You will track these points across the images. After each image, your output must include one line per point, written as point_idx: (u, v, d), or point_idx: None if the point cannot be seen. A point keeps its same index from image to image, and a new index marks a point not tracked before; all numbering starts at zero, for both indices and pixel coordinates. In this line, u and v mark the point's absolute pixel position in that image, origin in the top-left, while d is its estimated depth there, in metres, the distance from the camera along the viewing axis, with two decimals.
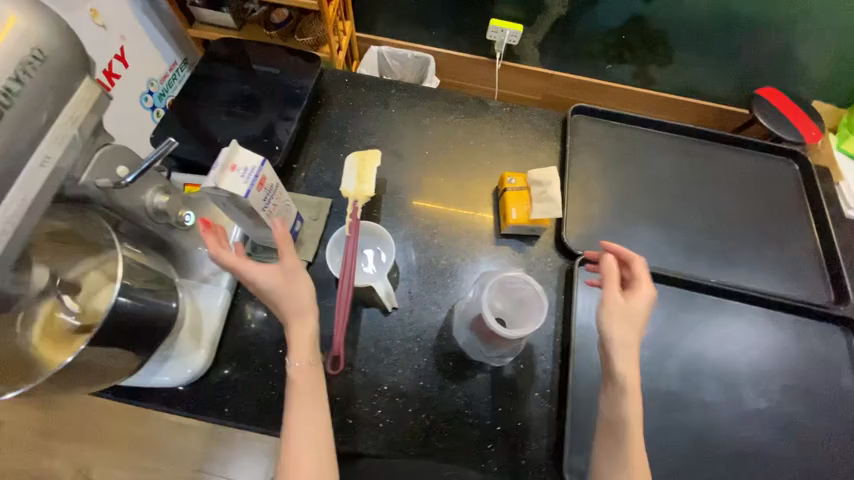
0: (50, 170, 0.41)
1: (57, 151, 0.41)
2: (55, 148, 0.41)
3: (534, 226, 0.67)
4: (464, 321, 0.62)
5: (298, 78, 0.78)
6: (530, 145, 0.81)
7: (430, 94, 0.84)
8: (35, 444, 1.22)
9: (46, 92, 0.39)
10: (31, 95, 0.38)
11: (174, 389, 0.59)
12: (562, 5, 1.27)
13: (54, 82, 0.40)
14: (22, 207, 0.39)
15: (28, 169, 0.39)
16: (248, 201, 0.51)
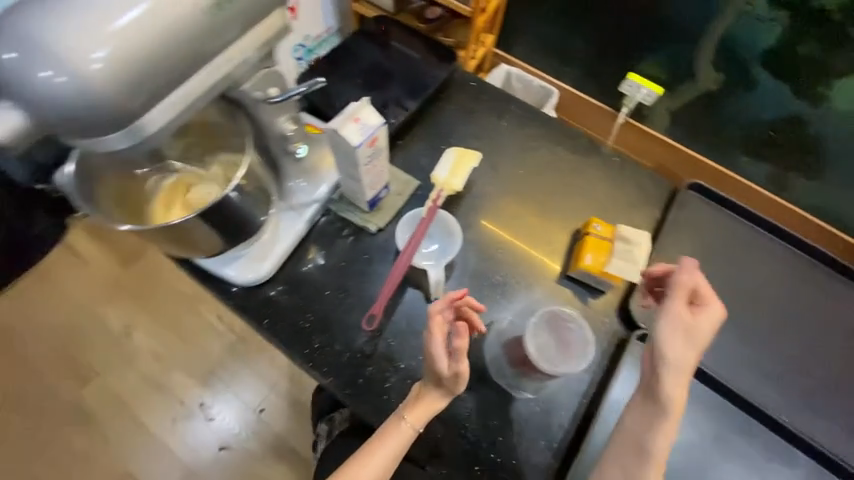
0: (228, 69, 0.51)
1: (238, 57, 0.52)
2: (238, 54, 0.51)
3: (603, 280, 0.65)
4: (498, 339, 0.65)
5: (433, 67, 0.83)
6: (629, 203, 0.78)
7: (546, 121, 0.84)
8: (103, 291, 1.43)
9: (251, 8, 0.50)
10: (241, 7, 0.49)
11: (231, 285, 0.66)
12: (714, 82, 1.22)
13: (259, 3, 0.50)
14: (197, 87, 0.50)
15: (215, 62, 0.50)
16: (357, 152, 0.55)
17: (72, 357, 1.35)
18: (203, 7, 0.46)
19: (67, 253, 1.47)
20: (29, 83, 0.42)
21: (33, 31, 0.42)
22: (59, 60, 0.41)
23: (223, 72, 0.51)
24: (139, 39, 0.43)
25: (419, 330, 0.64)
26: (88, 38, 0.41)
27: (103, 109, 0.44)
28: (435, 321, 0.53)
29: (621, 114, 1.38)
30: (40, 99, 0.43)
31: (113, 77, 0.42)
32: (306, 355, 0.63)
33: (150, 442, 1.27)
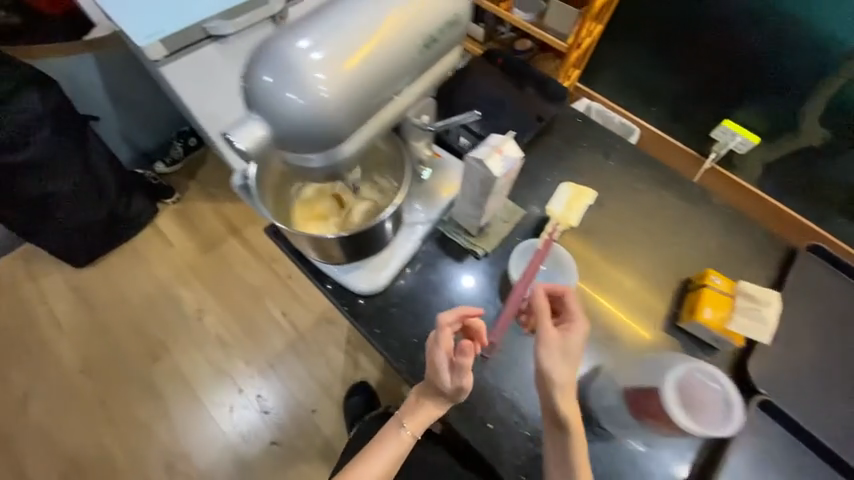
0: (408, 103, 0.47)
1: (419, 90, 0.47)
2: (420, 87, 0.47)
3: (722, 337, 0.63)
4: (613, 386, 0.57)
5: (544, 102, 0.85)
6: (741, 258, 0.75)
7: (653, 164, 0.83)
8: (181, 273, 1.52)
9: (447, 45, 0.45)
10: (441, 43, 0.44)
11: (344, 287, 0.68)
12: (819, 137, 1.14)
13: (452, 40, 0.46)
14: (380, 122, 0.45)
15: (402, 95, 0.45)
16: (494, 184, 0.56)
17: (146, 332, 1.42)
18: (418, 42, 0.41)
19: (155, 233, 1.59)
20: (282, 104, 0.35)
21: (279, 47, 0.36)
22: (307, 83, 0.35)
23: (405, 106, 0.47)
24: (379, 68, 0.38)
25: (522, 362, 0.63)
26: (337, 61, 0.36)
27: (331, 138, 0.38)
28: (444, 331, 0.54)
29: (708, 160, 1.36)
30: (286, 123, 0.36)
31: (350, 105, 0.37)
32: (412, 370, 0.63)
33: (206, 424, 1.31)
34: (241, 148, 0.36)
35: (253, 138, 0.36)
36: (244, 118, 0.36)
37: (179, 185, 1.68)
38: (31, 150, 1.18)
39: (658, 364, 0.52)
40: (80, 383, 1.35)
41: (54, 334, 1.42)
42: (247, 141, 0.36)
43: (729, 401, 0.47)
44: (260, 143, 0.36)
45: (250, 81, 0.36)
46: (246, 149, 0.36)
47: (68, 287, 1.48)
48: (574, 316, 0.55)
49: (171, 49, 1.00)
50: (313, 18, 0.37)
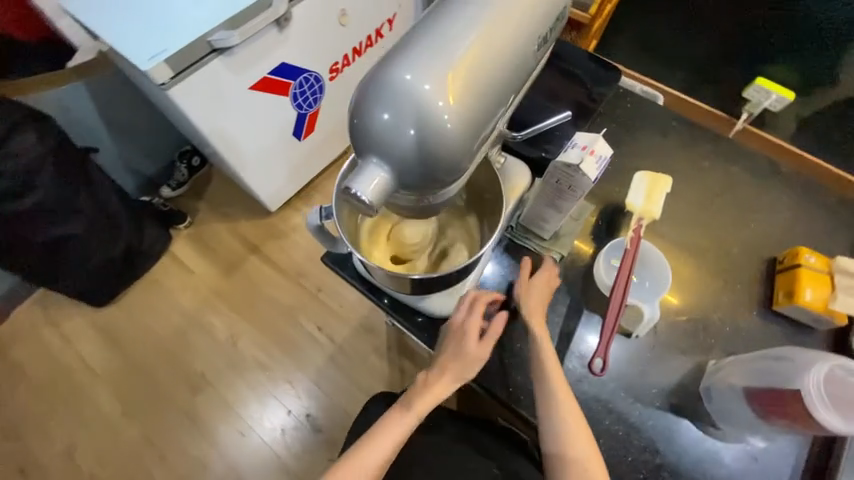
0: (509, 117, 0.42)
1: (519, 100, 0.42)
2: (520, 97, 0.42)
3: (824, 317, 0.60)
4: (733, 389, 0.54)
5: (595, 84, 0.79)
6: (824, 229, 0.71)
7: (715, 139, 0.78)
8: (207, 299, 1.46)
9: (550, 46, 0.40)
10: (547, 46, 0.39)
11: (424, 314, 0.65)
12: None
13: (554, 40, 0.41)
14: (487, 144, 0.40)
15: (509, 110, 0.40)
16: (589, 186, 0.54)
17: (183, 365, 1.38)
18: (533, 49, 0.36)
19: (173, 262, 1.52)
20: (403, 143, 0.31)
21: (391, 77, 0.31)
22: (430, 115, 0.30)
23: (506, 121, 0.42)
24: (498, 84, 0.34)
25: (621, 369, 0.61)
26: (458, 84, 0.31)
27: (452, 172, 0.34)
28: (471, 306, 0.57)
29: (741, 121, 1.29)
30: (409, 164, 0.32)
31: (473, 132, 0.32)
32: (509, 393, 0.61)
33: (261, 451, 1.28)
34: (368, 199, 0.31)
35: (376, 184, 0.31)
36: (362, 162, 0.32)
37: (189, 209, 1.60)
38: (37, 194, 1.11)
39: (790, 360, 0.50)
40: (124, 425, 1.32)
41: (88, 379, 1.37)
42: (373, 190, 0.31)
43: None
44: (383, 190, 0.32)
45: (362, 120, 0.32)
46: (372, 200, 0.31)
47: (94, 329, 1.43)
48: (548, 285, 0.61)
49: (176, 70, 0.92)
50: (419, 36, 0.32)
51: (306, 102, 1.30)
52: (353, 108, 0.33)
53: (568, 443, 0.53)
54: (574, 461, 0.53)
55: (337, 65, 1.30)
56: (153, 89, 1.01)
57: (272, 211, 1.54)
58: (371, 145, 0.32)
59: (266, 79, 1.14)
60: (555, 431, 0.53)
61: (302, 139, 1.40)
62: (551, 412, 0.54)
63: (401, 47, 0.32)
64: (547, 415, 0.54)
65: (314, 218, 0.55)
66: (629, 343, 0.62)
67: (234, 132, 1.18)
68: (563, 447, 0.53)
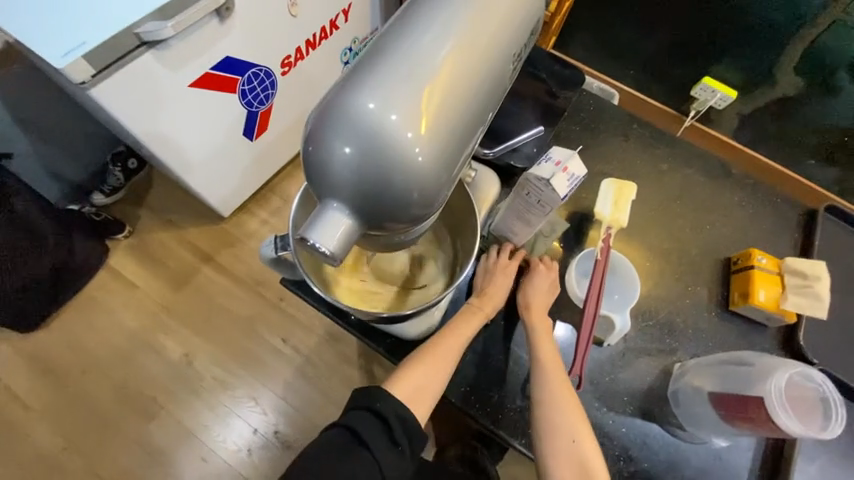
0: None
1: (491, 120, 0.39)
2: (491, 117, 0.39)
3: (775, 316, 0.64)
4: (701, 394, 0.56)
5: (560, 87, 0.78)
6: (770, 228, 0.75)
7: (674, 141, 0.80)
8: (156, 317, 1.33)
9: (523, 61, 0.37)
10: (520, 63, 0.36)
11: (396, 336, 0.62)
12: (793, 86, 1.15)
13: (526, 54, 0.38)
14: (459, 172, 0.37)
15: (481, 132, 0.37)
16: (559, 202, 0.53)
17: (131, 390, 1.26)
18: (508, 67, 0.33)
19: (112, 276, 1.37)
20: (367, 183, 0.27)
21: (350, 107, 0.27)
22: (398, 152, 0.26)
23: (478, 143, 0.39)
24: (474, 107, 0.30)
25: (595, 378, 0.61)
26: (428, 113, 0.27)
27: (426, 210, 0.30)
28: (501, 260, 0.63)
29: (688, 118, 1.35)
30: (375, 205, 0.28)
31: (447, 165, 0.29)
32: (487, 412, 0.59)
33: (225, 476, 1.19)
34: (330, 250, 0.27)
35: (338, 232, 0.27)
36: (321, 205, 0.28)
37: (128, 217, 1.44)
38: None
39: (752, 364, 0.52)
40: (64, 462, 1.18)
41: (17, 414, 1.21)
42: (335, 237, 0.27)
43: (828, 403, 0.48)
44: (348, 238, 0.28)
45: (319, 156, 0.27)
46: (334, 249, 0.27)
47: (21, 358, 1.26)
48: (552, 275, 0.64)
49: (98, 67, 0.80)
50: (379, 55, 0.28)
51: (256, 99, 1.20)
52: (309, 140, 0.28)
53: (562, 427, 0.54)
54: (567, 448, 0.53)
55: (289, 59, 1.21)
56: (71, 87, 0.88)
57: (225, 217, 1.43)
58: (330, 185, 0.28)
59: (209, 75, 1.03)
60: (553, 418, 0.54)
61: (254, 140, 1.30)
62: (550, 398, 0.55)
63: (360, 70, 0.28)
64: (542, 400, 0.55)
65: (269, 249, 0.53)
66: (601, 352, 0.63)
67: (174, 134, 1.06)
68: (558, 432, 0.54)
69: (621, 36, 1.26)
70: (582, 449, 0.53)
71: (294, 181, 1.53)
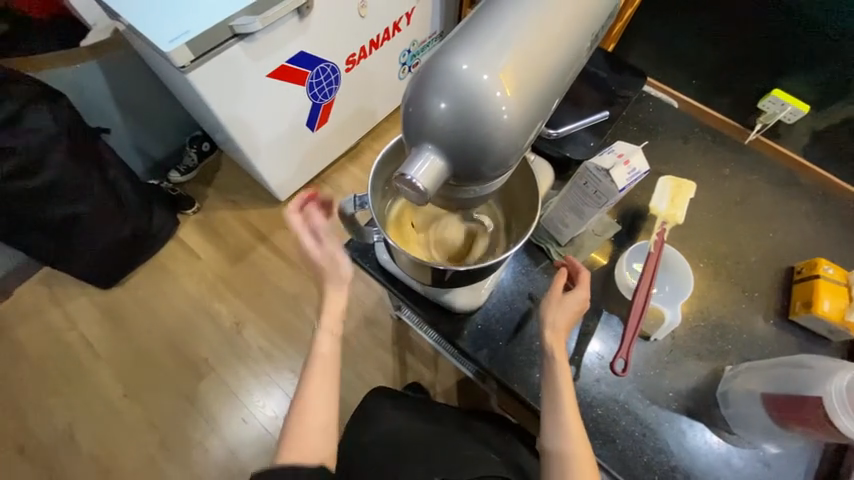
0: None
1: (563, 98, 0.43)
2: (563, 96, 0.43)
3: (840, 330, 0.61)
4: (751, 398, 0.55)
5: (621, 87, 0.79)
6: (840, 241, 0.72)
7: (736, 148, 0.79)
8: (213, 286, 1.45)
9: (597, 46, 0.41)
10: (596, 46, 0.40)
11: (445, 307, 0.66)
12: None
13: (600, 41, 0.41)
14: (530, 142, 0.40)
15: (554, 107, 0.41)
16: (615, 195, 0.54)
17: (186, 351, 1.36)
18: (586, 47, 0.37)
19: (179, 246, 1.50)
20: (459, 135, 0.31)
21: (450, 67, 0.31)
22: (488, 107, 0.30)
23: None
24: (555, 79, 0.34)
25: (640, 370, 0.62)
26: (515, 77, 0.31)
27: (502, 165, 0.34)
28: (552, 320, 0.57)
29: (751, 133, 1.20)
30: (462, 154, 0.32)
31: (527, 126, 0.32)
32: (527, 388, 0.62)
33: (261, 439, 1.26)
34: (422, 185, 0.31)
35: (430, 172, 0.32)
36: (415, 150, 0.33)
37: (197, 194, 1.58)
38: (49, 172, 1.11)
39: (809, 370, 0.51)
40: (123, 408, 1.29)
41: (89, 360, 1.35)
42: (427, 176, 0.32)
43: None
44: (438, 177, 0.32)
45: (417, 109, 0.32)
46: (426, 185, 0.32)
47: (98, 310, 1.41)
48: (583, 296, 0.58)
49: (196, 53, 0.91)
50: (475, 28, 0.32)
51: (321, 93, 1.29)
52: (408, 96, 0.33)
53: (564, 453, 0.52)
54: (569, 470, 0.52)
55: (354, 57, 1.29)
56: (171, 71, 1.00)
57: (282, 200, 1.54)
58: (425, 133, 0.32)
59: (284, 67, 1.13)
60: (559, 438, 0.53)
61: (315, 131, 1.39)
62: (556, 419, 0.53)
63: (458, 39, 0.32)
64: (548, 417, 0.54)
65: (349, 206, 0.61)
66: (647, 345, 0.63)
67: (248, 119, 1.17)
68: (560, 447, 0.52)
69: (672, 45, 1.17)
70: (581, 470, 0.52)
71: (346, 172, 1.61)
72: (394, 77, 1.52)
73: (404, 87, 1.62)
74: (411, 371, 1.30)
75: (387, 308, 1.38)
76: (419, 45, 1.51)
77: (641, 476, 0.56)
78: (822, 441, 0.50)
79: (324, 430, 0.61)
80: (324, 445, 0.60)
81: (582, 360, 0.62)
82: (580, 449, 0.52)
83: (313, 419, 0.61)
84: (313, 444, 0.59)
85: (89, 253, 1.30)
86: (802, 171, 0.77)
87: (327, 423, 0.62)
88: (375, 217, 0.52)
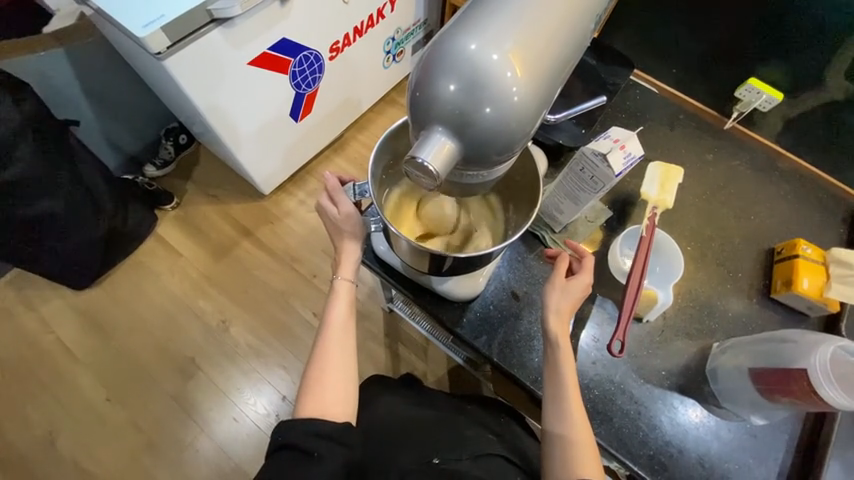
0: None
1: None
2: None
3: (818, 305, 0.64)
4: (739, 374, 0.58)
5: (610, 75, 0.80)
6: (816, 222, 0.75)
7: (719, 134, 0.81)
8: (197, 283, 1.40)
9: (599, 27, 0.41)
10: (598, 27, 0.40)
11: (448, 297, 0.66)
12: (843, 91, 0.90)
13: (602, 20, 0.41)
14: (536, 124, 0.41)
15: None
16: (612, 179, 0.55)
17: (171, 350, 1.32)
18: (591, 27, 0.37)
19: (158, 244, 1.44)
20: (468, 117, 0.32)
21: (459, 49, 0.31)
22: (498, 89, 0.31)
23: None
24: (563, 59, 0.34)
25: (635, 353, 0.64)
26: (524, 56, 0.31)
27: (512, 147, 0.34)
28: (552, 289, 0.58)
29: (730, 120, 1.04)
30: (471, 137, 0.32)
31: (537, 107, 0.33)
32: (526, 373, 0.63)
33: (252, 437, 1.23)
34: (434, 169, 0.32)
35: (442, 154, 0.32)
36: (426, 133, 0.33)
37: (175, 189, 1.52)
38: (16, 167, 1.04)
39: (792, 344, 0.54)
40: (107, 412, 1.24)
41: (67, 364, 1.29)
42: (438, 161, 0.32)
43: None
44: (449, 160, 0.32)
45: (426, 92, 0.32)
46: (437, 169, 0.32)
47: (75, 312, 1.35)
48: (585, 282, 0.59)
49: (172, 40, 0.87)
50: (481, 8, 0.33)
51: (305, 81, 1.25)
52: (415, 81, 0.33)
53: (564, 436, 0.53)
54: (570, 452, 0.52)
55: (337, 45, 1.26)
56: (147, 60, 0.95)
57: (265, 194, 1.49)
58: (434, 117, 0.32)
59: (265, 55, 1.09)
60: (561, 421, 0.54)
61: (298, 122, 1.36)
62: (558, 403, 0.55)
63: (464, 20, 0.32)
64: (550, 402, 0.55)
65: (351, 194, 0.62)
66: (639, 327, 0.65)
67: (230, 110, 1.13)
68: (559, 427, 0.54)
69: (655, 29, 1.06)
70: (581, 451, 0.52)
71: (331, 164, 1.58)
72: (379, 66, 1.49)
73: (389, 77, 1.59)
74: (404, 361, 1.30)
75: (378, 299, 1.37)
76: (403, 33, 1.48)
77: (638, 452, 0.58)
78: (804, 409, 0.53)
79: (344, 387, 0.59)
80: (345, 400, 0.58)
81: (578, 344, 0.64)
82: (581, 431, 0.53)
83: (330, 381, 0.58)
84: (333, 400, 0.57)
85: (63, 253, 1.23)
86: (780, 155, 0.80)
87: (346, 380, 0.60)
88: (376, 203, 0.53)
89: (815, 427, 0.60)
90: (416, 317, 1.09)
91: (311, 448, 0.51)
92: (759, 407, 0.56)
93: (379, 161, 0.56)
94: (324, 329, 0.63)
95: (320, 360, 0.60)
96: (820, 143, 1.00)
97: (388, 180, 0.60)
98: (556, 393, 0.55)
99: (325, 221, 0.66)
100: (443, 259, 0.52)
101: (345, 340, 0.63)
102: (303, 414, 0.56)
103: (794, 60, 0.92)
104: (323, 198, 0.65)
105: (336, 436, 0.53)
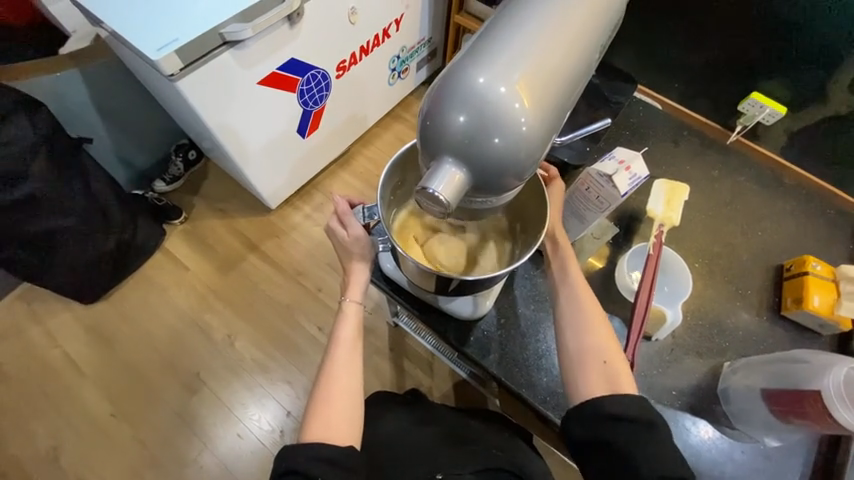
0: None
1: None
2: None
3: (830, 323, 0.63)
4: (751, 394, 0.57)
5: (614, 93, 0.81)
6: (824, 237, 0.75)
7: (724, 150, 0.82)
8: (203, 297, 1.41)
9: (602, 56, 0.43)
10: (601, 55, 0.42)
11: (456, 316, 0.66)
12: (848, 104, 0.90)
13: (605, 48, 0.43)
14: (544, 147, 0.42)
15: None
16: (618, 199, 0.56)
17: (176, 365, 1.32)
18: (594, 58, 0.39)
19: (166, 258, 1.46)
20: (478, 146, 0.33)
21: (468, 83, 0.33)
22: (508, 120, 0.33)
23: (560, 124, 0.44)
24: (568, 88, 0.36)
25: (644, 372, 0.63)
26: (531, 87, 0.33)
27: (520, 175, 0.36)
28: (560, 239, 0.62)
29: (733, 134, 1.04)
30: (481, 165, 0.34)
31: (544, 135, 0.35)
32: (533, 391, 0.62)
33: (255, 453, 1.22)
34: (443, 197, 0.34)
35: (451, 182, 0.34)
36: (436, 163, 0.35)
37: (184, 204, 1.54)
38: (29, 184, 1.06)
39: (801, 364, 0.53)
40: (112, 428, 1.24)
41: (73, 379, 1.29)
42: (448, 190, 0.34)
43: None
44: (459, 187, 0.34)
45: (437, 123, 0.34)
46: (447, 197, 0.34)
47: (82, 327, 1.36)
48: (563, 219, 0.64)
49: (186, 61, 0.89)
50: (489, 42, 0.34)
51: (312, 99, 1.28)
52: (425, 112, 0.35)
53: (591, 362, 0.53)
54: (602, 376, 0.52)
55: (344, 64, 1.29)
56: (160, 80, 0.98)
57: (272, 208, 1.51)
58: (444, 148, 0.34)
59: (274, 75, 1.12)
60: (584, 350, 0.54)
61: (306, 138, 1.38)
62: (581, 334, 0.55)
63: (473, 55, 0.34)
64: (576, 334, 0.55)
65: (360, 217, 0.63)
66: (648, 346, 0.65)
67: (240, 128, 1.15)
68: (584, 357, 0.53)
69: (657, 47, 1.08)
70: (613, 369, 0.52)
71: (338, 179, 1.59)
72: (384, 82, 1.52)
73: (395, 93, 1.62)
74: (410, 377, 1.29)
75: (383, 314, 1.36)
76: (408, 51, 1.51)
77: None
78: (820, 431, 0.52)
79: (350, 408, 0.59)
80: (352, 423, 0.58)
81: None
82: (609, 350, 0.54)
83: (338, 403, 0.58)
84: (339, 423, 0.57)
85: (73, 268, 1.25)
86: (786, 170, 0.80)
87: (353, 402, 0.59)
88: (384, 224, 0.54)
89: (832, 448, 0.59)
90: (422, 332, 1.09)
91: (316, 473, 0.51)
92: (775, 428, 0.55)
93: (388, 183, 0.57)
94: (332, 350, 0.63)
95: (327, 381, 0.60)
96: (826, 156, 1.00)
97: (396, 201, 0.61)
98: (575, 324, 0.56)
99: (334, 243, 0.67)
100: (450, 280, 0.53)
101: (352, 362, 0.63)
102: (309, 437, 0.55)
103: (796, 77, 0.93)
104: (333, 221, 0.66)
105: (342, 458, 0.53)
